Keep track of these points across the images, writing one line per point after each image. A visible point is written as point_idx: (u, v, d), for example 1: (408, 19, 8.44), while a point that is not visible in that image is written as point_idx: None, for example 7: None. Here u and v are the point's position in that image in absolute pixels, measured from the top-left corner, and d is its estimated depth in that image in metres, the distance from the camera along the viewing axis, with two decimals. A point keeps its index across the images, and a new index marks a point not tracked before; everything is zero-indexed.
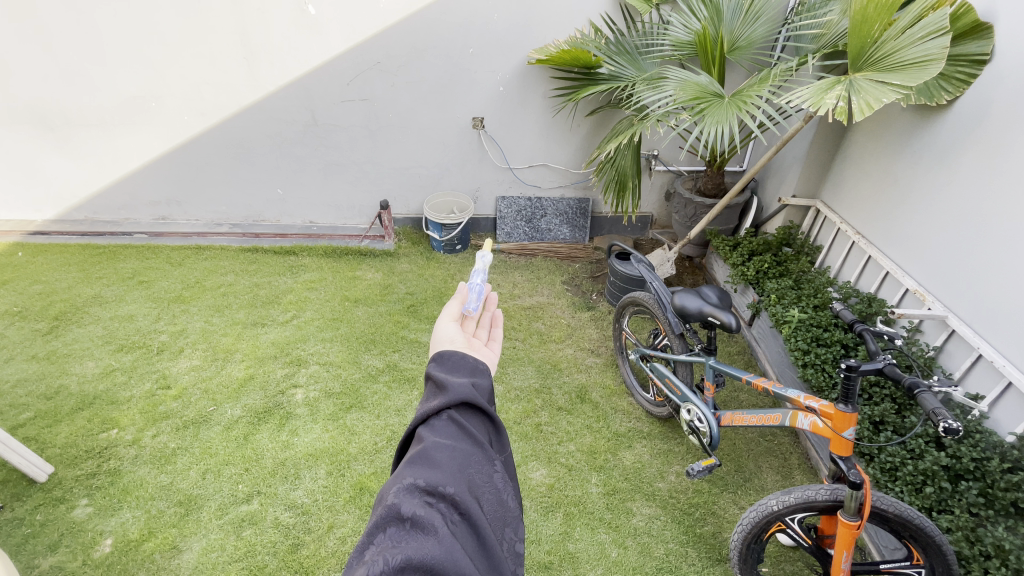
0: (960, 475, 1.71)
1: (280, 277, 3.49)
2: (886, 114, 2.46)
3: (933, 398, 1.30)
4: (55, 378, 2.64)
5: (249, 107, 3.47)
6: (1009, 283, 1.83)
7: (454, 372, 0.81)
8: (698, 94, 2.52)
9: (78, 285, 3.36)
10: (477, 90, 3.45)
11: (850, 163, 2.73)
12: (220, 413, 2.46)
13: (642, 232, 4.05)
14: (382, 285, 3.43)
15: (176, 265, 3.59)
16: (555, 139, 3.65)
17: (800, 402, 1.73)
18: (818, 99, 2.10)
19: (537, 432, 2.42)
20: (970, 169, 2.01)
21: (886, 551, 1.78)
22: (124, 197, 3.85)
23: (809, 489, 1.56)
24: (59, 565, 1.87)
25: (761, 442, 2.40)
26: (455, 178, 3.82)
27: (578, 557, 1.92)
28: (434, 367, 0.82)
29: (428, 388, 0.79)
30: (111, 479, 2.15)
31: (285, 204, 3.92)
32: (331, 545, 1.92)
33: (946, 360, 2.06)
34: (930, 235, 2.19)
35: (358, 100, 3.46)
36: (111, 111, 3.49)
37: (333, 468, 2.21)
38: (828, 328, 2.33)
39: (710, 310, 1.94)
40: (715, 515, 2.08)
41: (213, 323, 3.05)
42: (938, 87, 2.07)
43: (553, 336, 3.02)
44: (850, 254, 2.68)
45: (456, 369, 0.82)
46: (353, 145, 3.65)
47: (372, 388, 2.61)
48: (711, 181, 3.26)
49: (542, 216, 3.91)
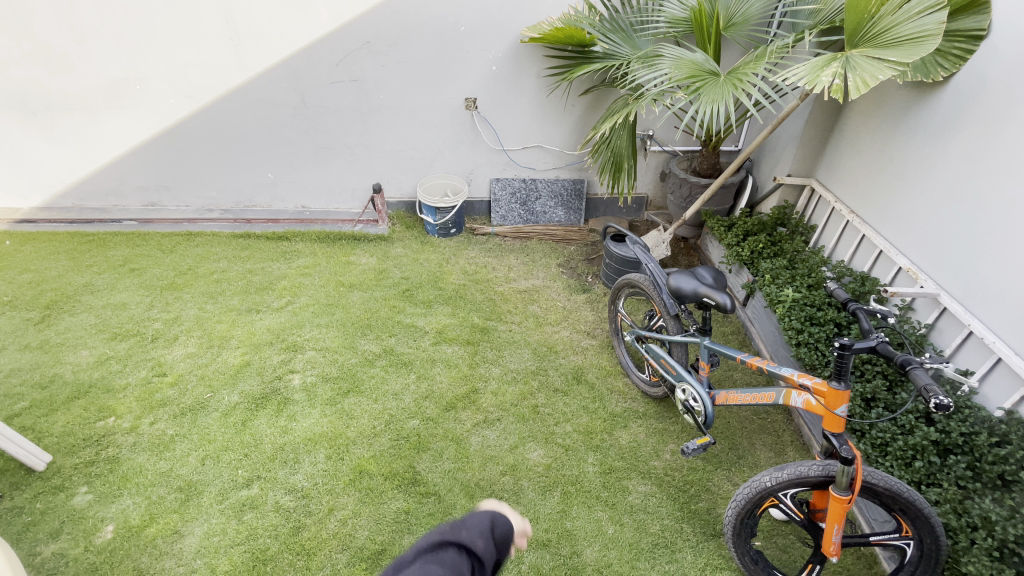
0: (949, 450, 1.75)
1: (274, 263, 3.46)
2: (882, 91, 2.44)
3: (925, 374, 1.31)
4: (50, 367, 2.63)
5: (237, 90, 3.40)
6: (1003, 259, 1.84)
7: (479, 532, 1.10)
8: (693, 72, 2.47)
9: (68, 273, 3.32)
10: (469, 69, 3.39)
11: (846, 140, 2.71)
12: (217, 400, 2.46)
13: (637, 214, 4.02)
14: (376, 269, 3.41)
15: (167, 252, 3.55)
16: (549, 119, 3.60)
17: (794, 380, 1.73)
18: (814, 77, 2.07)
19: (534, 413, 2.43)
20: (965, 147, 2.01)
21: (876, 524, 1.82)
22: (111, 183, 3.79)
23: (802, 466, 1.59)
24: (61, 552, 1.87)
25: (754, 420, 2.43)
26: (448, 161, 3.78)
27: (575, 534, 1.95)
28: (471, 523, 1.11)
29: (460, 530, 1.08)
30: (111, 466, 2.16)
31: (276, 188, 3.87)
32: (331, 528, 1.94)
33: (937, 337, 2.09)
34: (924, 214, 2.20)
35: (347, 82, 3.40)
36: (95, 96, 3.40)
37: (332, 452, 2.22)
38: (822, 307, 2.36)
39: (705, 291, 1.93)
40: (710, 491, 2.12)
41: (207, 311, 3.03)
42: (935, 63, 2.05)
43: (550, 319, 3.02)
44: (845, 233, 2.69)
45: (482, 535, 1.09)
46: (343, 127, 3.59)
47: (369, 372, 2.62)
48: (706, 161, 3.25)
49: (537, 198, 3.88)
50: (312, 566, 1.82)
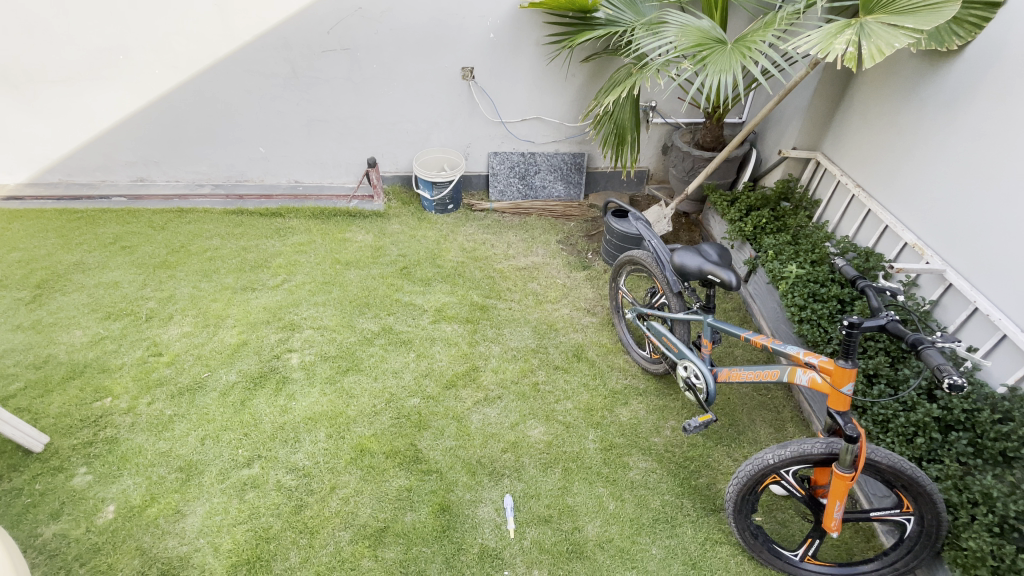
0: (951, 426, 1.75)
1: (268, 240, 3.39)
2: (893, 60, 2.36)
3: (937, 354, 1.29)
4: (43, 348, 2.59)
5: (225, 59, 3.28)
6: (1011, 235, 1.81)
7: None
8: (700, 41, 2.38)
9: (58, 251, 3.25)
10: (466, 37, 3.26)
11: (854, 111, 2.64)
12: (215, 379, 2.44)
13: (638, 189, 3.95)
14: (373, 247, 3.35)
15: (159, 229, 3.47)
16: (549, 90, 3.50)
17: (800, 358, 1.71)
18: (827, 45, 1.99)
19: (534, 391, 2.43)
20: (978, 119, 1.95)
21: (875, 499, 1.84)
22: (99, 157, 3.68)
23: (805, 443, 1.58)
24: (62, 533, 1.87)
25: (755, 396, 2.43)
26: (445, 134, 3.68)
27: (576, 510, 1.96)
28: None
29: None
30: (109, 447, 2.15)
31: (269, 162, 3.77)
32: (333, 506, 1.95)
33: (940, 313, 2.08)
34: (932, 188, 2.16)
35: (339, 51, 3.29)
36: (78, 66, 3.27)
37: (333, 431, 2.21)
38: (825, 284, 2.34)
39: (710, 268, 1.90)
40: (710, 467, 2.13)
41: (201, 289, 2.98)
42: (949, 32, 1.98)
43: (549, 296, 2.99)
44: (849, 208, 2.64)
45: None
46: (336, 99, 3.48)
47: (368, 351, 2.60)
48: (710, 134, 3.17)
49: (535, 173, 3.80)
50: (315, 544, 1.83)
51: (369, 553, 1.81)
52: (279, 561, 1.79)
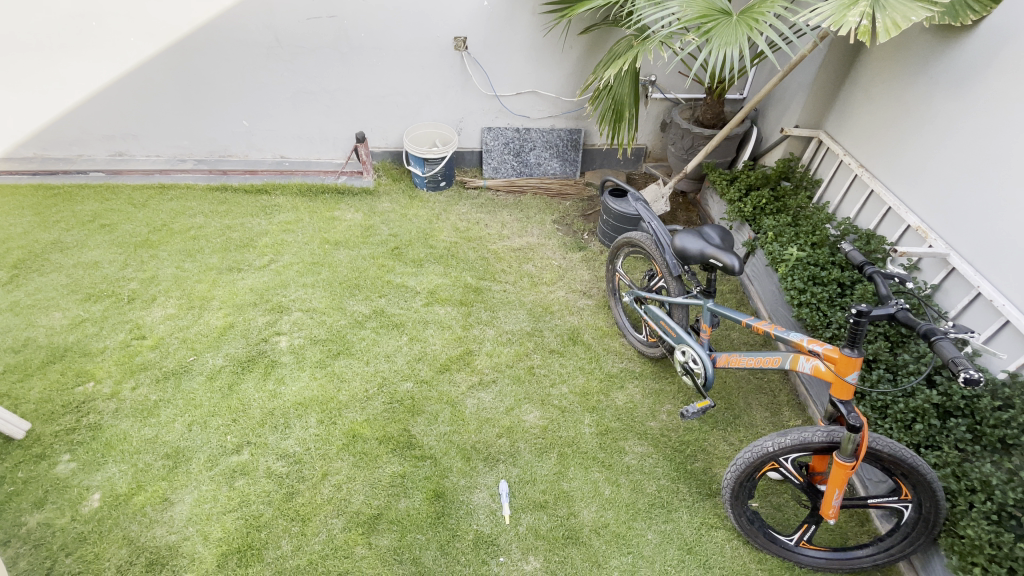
0: (950, 413, 1.74)
1: (254, 218, 3.28)
2: (903, 35, 2.28)
3: (950, 346, 1.25)
4: (21, 330, 2.50)
5: (204, 26, 3.12)
6: (1019, 219, 1.77)
7: None
8: (705, 12, 2.28)
9: (34, 230, 3.11)
10: (459, 4, 3.11)
11: (860, 88, 2.56)
12: (201, 363, 2.37)
13: (635, 167, 3.86)
14: (363, 226, 3.26)
15: (140, 206, 3.34)
16: (545, 62, 3.37)
17: (803, 345, 1.67)
18: (840, 18, 1.89)
19: (529, 374, 2.39)
20: (990, 98, 1.89)
21: (870, 484, 1.84)
22: (74, 131, 3.51)
23: (806, 431, 1.56)
24: (46, 522, 1.82)
25: (751, 380, 2.41)
26: (437, 108, 3.54)
27: (572, 495, 1.95)
28: None
29: None
30: (93, 434, 2.09)
31: (252, 137, 3.61)
32: (325, 493, 1.91)
33: (941, 298, 2.05)
34: (938, 170, 2.10)
35: (325, 18, 3.13)
36: (48, 32, 3.08)
37: (324, 417, 2.17)
38: (826, 267, 2.29)
39: (712, 252, 1.85)
40: (705, 452, 2.11)
41: (185, 269, 2.89)
42: (964, 6, 1.90)
43: (544, 279, 2.93)
44: (851, 189, 2.59)
45: None
46: (323, 70, 3.33)
47: (359, 334, 2.54)
48: (710, 110, 3.08)
49: (530, 149, 3.69)
50: (307, 532, 1.80)
51: (362, 540, 1.79)
52: (271, 549, 1.76)
